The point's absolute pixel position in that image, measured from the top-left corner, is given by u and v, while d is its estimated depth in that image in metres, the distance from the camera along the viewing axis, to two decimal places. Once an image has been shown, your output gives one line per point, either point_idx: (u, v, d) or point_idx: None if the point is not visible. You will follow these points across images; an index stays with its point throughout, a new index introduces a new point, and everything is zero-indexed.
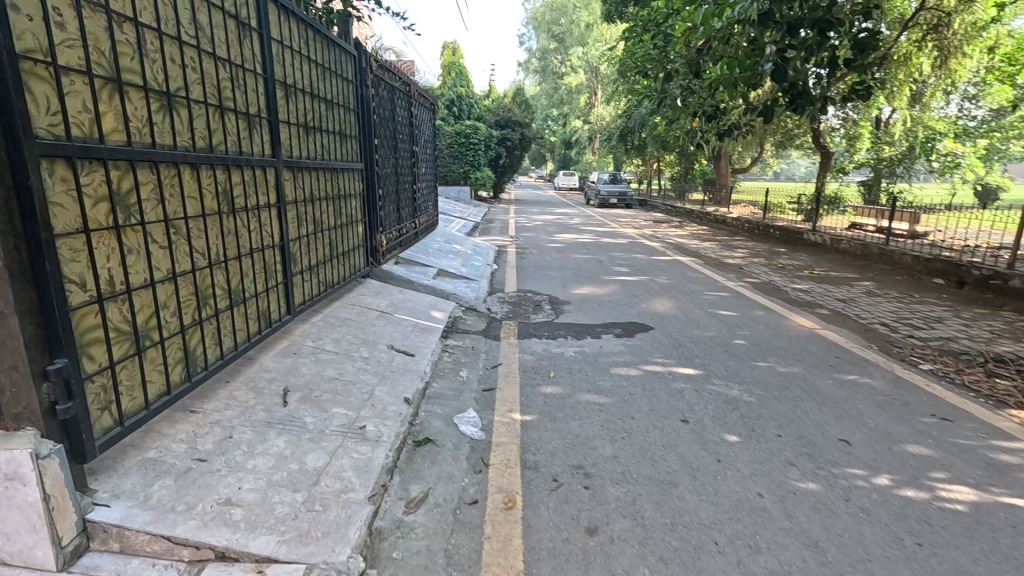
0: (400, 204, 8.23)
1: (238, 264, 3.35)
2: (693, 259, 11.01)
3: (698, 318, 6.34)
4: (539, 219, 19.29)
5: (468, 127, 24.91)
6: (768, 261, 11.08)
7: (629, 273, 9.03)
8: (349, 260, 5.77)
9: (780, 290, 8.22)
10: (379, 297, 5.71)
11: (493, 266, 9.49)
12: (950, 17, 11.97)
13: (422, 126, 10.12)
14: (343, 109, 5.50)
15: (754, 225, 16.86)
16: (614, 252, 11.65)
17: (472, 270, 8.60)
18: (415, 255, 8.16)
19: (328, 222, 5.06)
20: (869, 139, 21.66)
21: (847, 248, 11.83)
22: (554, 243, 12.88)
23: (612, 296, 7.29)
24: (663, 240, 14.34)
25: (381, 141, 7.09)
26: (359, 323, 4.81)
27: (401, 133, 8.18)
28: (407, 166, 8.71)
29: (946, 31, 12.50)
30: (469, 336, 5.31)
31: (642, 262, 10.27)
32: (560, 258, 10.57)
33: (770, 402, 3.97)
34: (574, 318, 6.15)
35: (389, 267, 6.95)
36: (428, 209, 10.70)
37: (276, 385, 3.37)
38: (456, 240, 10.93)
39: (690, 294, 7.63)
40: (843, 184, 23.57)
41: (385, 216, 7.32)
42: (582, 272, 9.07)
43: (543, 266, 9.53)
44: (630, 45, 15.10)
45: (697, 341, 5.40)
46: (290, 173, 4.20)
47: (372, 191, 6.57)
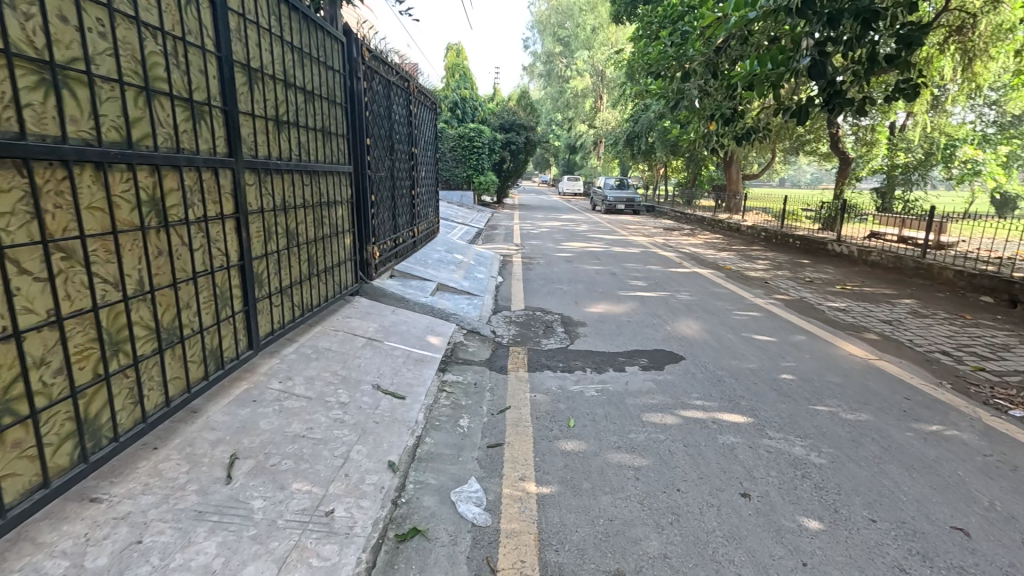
0: (397, 211, 7.47)
1: (173, 294, 2.58)
2: (712, 272, 10.22)
3: (732, 344, 5.55)
4: (545, 225, 18.54)
5: (472, 130, 23.94)
6: (794, 274, 10.27)
7: (646, 288, 8.25)
8: (335, 277, 5.03)
9: (816, 309, 7.42)
10: (368, 321, 4.93)
11: (498, 278, 8.72)
12: (975, 19, 11.16)
13: (422, 127, 9.43)
14: (330, 102, 4.76)
15: (771, 233, 16.04)
16: (627, 263, 10.87)
17: (475, 284, 7.83)
18: (412, 268, 7.39)
19: (309, 234, 4.32)
20: (886, 146, 20.87)
21: (877, 260, 11.02)
22: (562, 252, 12.11)
23: (631, 316, 6.52)
24: (677, 250, 13.55)
25: (376, 141, 6.37)
26: (340, 356, 4.03)
27: (399, 133, 7.43)
28: (406, 169, 8.00)
29: (969, 33, 11.67)
30: (471, 368, 4.52)
31: (659, 275, 9.47)
32: (570, 269, 9.79)
33: (847, 466, 3.17)
34: (591, 344, 5.36)
35: (382, 283, 6.19)
36: (429, 216, 9.98)
37: (220, 450, 2.60)
38: (458, 249, 10.17)
39: (717, 313, 6.83)
40: (857, 192, 22.75)
41: (380, 225, 6.59)
42: (596, 287, 8.29)
43: (551, 279, 8.75)
44: (642, 45, 14.35)
45: (738, 375, 4.61)
46: (256, 177, 3.45)
47: (364, 197, 5.84)
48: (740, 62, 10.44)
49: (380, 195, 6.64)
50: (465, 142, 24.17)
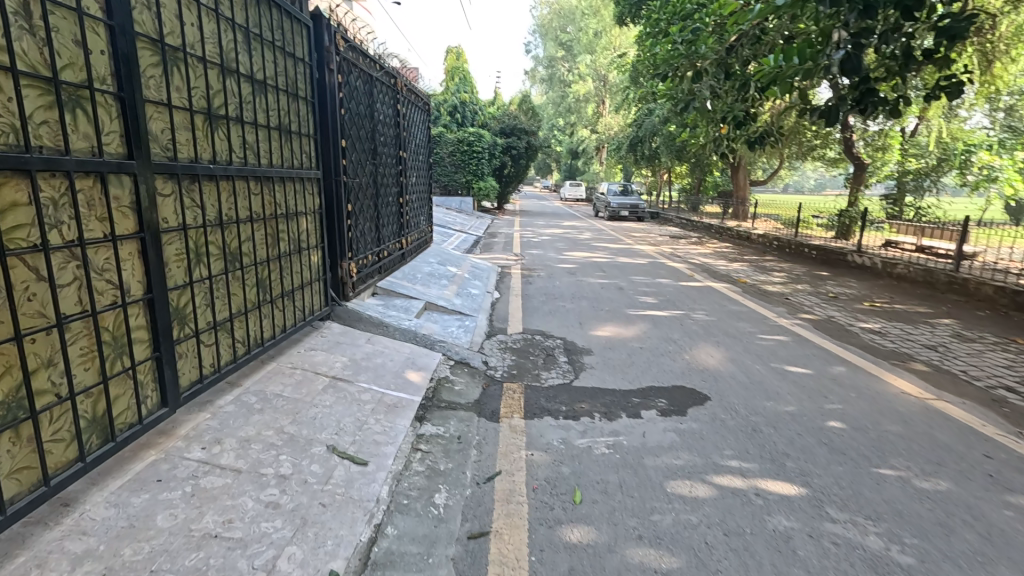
0: (381, 221, 6.72)
1: (17, 350, 1.87)
2: (727, 286, 9.43)
3: (763, 378, 4.77)
4: (547, 233, 17.81)
5: (471, 135, 23.36)
6: (816, 289, 9.48)
7: (656, 306, 7.49)
8: (299, 300, 4.28)
9: (849, 331, 6.64)
10: (336, 355, 4.17)
11: (494, 293, 7.95)
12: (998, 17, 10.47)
13: (414, 130, 8.74)
14: (293, 95, 4.03)
15: (784, 242, 15.25)
16: (634, 275, 10.10)
17: (469, 301, 7.07)
18: (398, 285, 6.63)
19: (260, 254, 3.57)
20: (898, 152, 20.15)
21: (903, 273, 10.24)
22: (564, 263, 11.35)
23: (642, 342, 5.75)
24: (686, 260, 12.77)
25: (355, 143, 5.66)
26: (291, 406, 3.25)
27: (383, 134, 6.70)
28: (393, 175, 7.29)
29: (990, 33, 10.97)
30: (456, 415, 3.75)
31: (670, 290, 8.70)
32: (573, 283, 9.05)
33: (943, 567, 2.39)
34: (599, 379, 4.59)
35: (360, 305, 5.44)
36: (420, 225, 9.26)
37: (81, 571, 1.84)
38: (452, 261, 9.41)
39: (740, 338, 6.05)
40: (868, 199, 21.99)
41: (360, 237, 5.86)
42: (601, 304, 7.52)
43: (553, 295, 7.99)
44: (649, 45, 13.67)
45: (777, 422, 3.83)
46: (175, 185, 2.70)
47: (338, 207, 5.12)
48: (755, 61, 9.74)
49: (361, 204, 5.91)
50: (464, 147, 23.54)
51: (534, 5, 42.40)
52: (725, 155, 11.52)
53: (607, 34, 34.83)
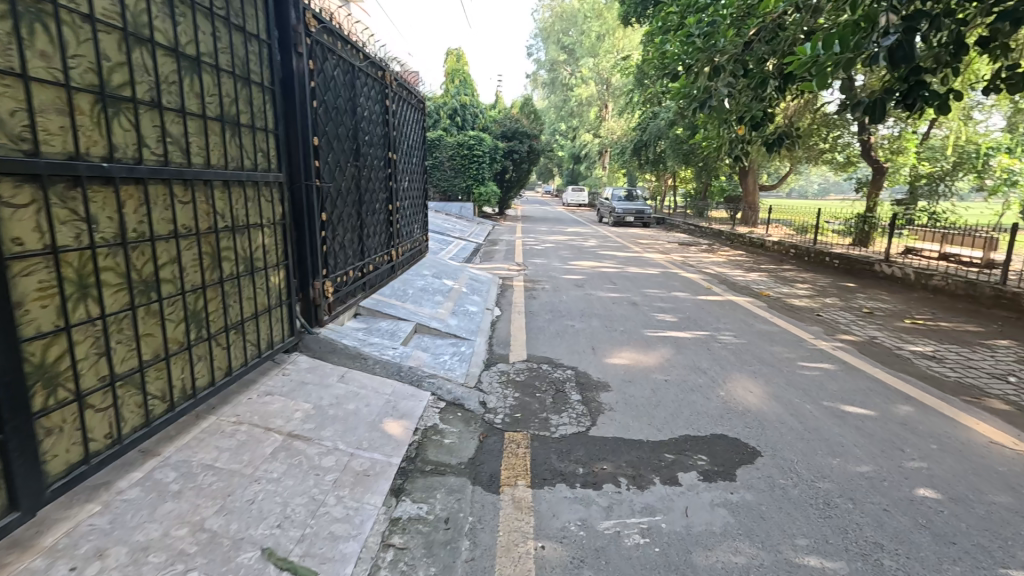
0: (367, 231, 5.90)
1: None
2: (750, 300, 8.62)
3: (819, 422, 3.94)
4: (551, 240, 17.01)
5: (472, 138, 22.65)
6: (848, 303, 8.64)
7: (677, 326, 6.69)
8: (257, 332, 3.49)
9: (900, 357, 5.81)
10: (297, 402, 3.36)
11: (495, 311, 7.15)
12: None
13: (407, 131, 7.98)
14: (246, 79, 3.25)
15: (801, 250, 14.43)
16: (647, 288, 9.30)
17: (466, 321, 6.26)
18: (384, 304, 5.83)
19: (194, 279, 2.78)
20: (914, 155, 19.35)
21: (941, 285, 9.41)
22: (570, 273, 10.54)
23: (666, 372, 4.93)
24: (699, 270, 11.96)
25: (335, 142, 4.91)
26: (223, 486, 2.44)
27: (369, 133, 5.91)
28: (382, 179, 6.52)
29: None
30: (445, 484, 2.94)
31: (688, 306, 7.87)
32: (582, 297, 8.25)
33: None
34: (622, 427, 3.78)
35: (337, 330, 4.64)
36: (413, 234, 8.46)
37: None
38: (449, 273, 8.60)
39: (779, 366, 5.22)
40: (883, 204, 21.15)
41: (340, 251, 5.10)
42: (614, 324, 6.71)
43: (560, 312, 7.19)
44: (666, 41, 12.90)
45: (854, 492, 3.00)
46: (37, 191, 1.92)
47: (309, 216, 4.36)
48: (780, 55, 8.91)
49: (341, 213, 5.15)
50: (464, 151, 22.84)
51: (536, 9, 41.95)
52: (740, 158, 10.72)
53: (609, 37, 34.19)
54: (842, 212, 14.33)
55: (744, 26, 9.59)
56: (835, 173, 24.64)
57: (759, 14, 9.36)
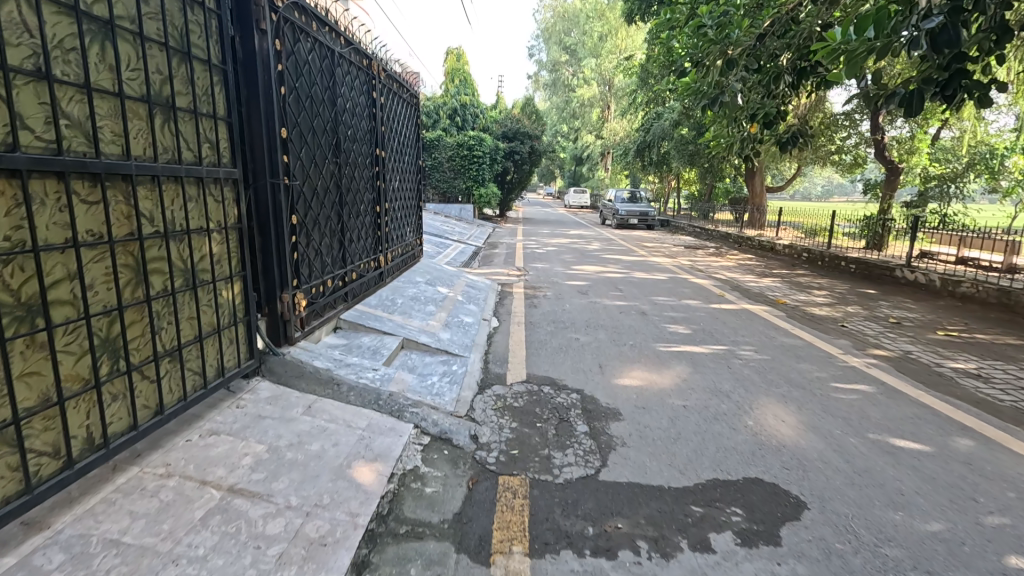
0: (349, 235, 5.31)
1: None
2: (767, 309, 8.04)
3: (868, 462, 3.36)
4: (552, 243, 16.43)
5: (472, 139, 22.11)
6: (872, 313, 8.05)
7: (691, 339, 6.11)
8: (205, 358, 2.92)
9: (943, 375, 5.21)
10: (248, 444, 2.79)
11: (492, 321, 6.57)
12: None
13: (398, 127, 7.41)
14: (185, 54, 2.69)
15: (814, 255, 13.83)
16: (656, 295, 8.72)
17: (460, 334, 5.68)
18: (369, 317, 5.26)
19: (104, 299, 2.22)
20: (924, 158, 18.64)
21: (970, 292, 8.82)
22: (573, 279, 9.95)
23: (685, 396, 4.35)
24: (709, 275, 11.37)
25: (310, 135, 4.35)
26: (126, 573, 1.88)
27: (352, 126, 5.33)
28: (369, 179, 5.96)
29: None
30: (422, 553, 2.36)
31: (701, 316, 7.29)
32: (587, 306, 7.68)
33: None
34: (638, 468, 3.20)
35: (309, 349, 4.07)
36: (405, 238, 7.88)
37: None
38: (444, 279, 8.03)
39: (811, 388, 4.63)
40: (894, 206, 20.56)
41: (316, 258, 4.54)
42: (622, 337, 6.12)
43: (564, 323, 6.61)
44: (678, 32, 12.40)
45: (930, 563, 2.42)
46: None
47: (276, 218, 3.80)
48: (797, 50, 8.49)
49: (318, 215, 4.60)
50: (464, 151, 22.31)
51: (538, 9, 41.51)
52: (749, 157, 10.32)
53: (612, 38, 33.69)
54: (856, 214, 13.74)
55: (759, 17, 9.06)
56: (843, 175, 24.08)
57: (775, 5, 8.83)
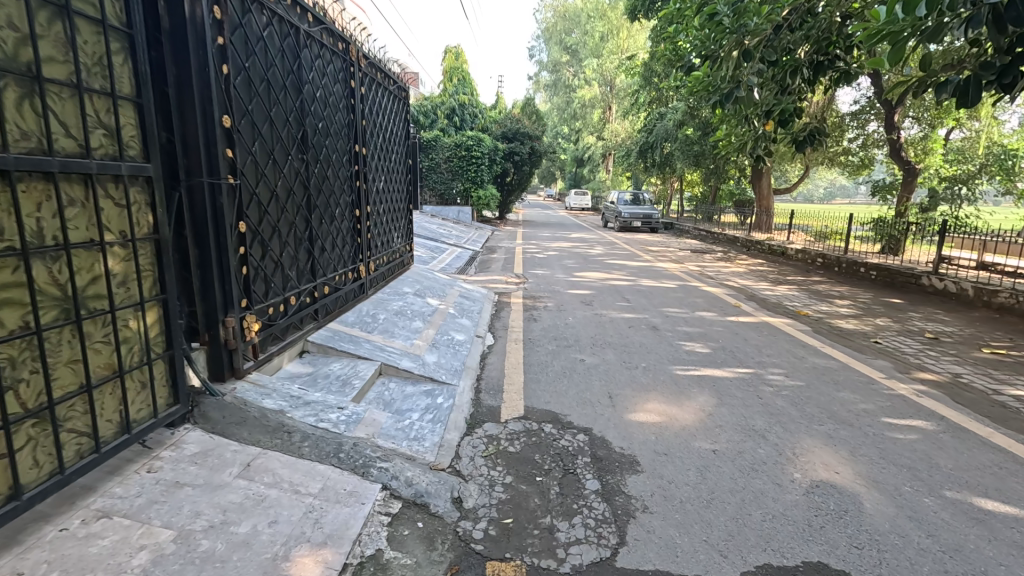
0: (321, 243, 4.61)
1: None
2: (790, 322, 7.33)
3: (956, 535, 2.65)
4: (554, 247, 15.74)
5: (470, 139, 21.49)
6: (905, 326, 7.34)
7: (711, 360, 5.40)
8: (99, 412, 2.22)
9: (1006, 406, 4.50)
10: (149, 531, 2.08)
11: (487, 339, 5.87)
12: None
13: (385, 122, 6.70)
14: (61, 8, 2.01)
15: (828, 260, 13.05)
16: (667, 305, 8.01)
17: (449, 355, 4.97)
18: (342, 338, 4.54)
19: None
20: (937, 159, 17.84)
21: (1007, 303, 8.11)
22: (576, 288, 9.24)
23: (713, 438, 3.64)
24: (720, 282, 10.66)
25: (265, 126, 3.65)
26: None
27: (323, 118, 4.62)
28: (347, 179, 5.26)
29: None
30: None
31: (719, 331, 6.57)
32: (592, 319, 6.98)
33: None
34: (665, 548, 2.49)
35: (261, 384, 3.36)
36: (392, 245, 7.18)
37: None
38: (435, 289, 7.33)
39: (860, 426, 3.92)
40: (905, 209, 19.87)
41: (276, 272, 3.84)
42: (633, 357, 5.41)
43: (567, 340, 5.90)
44: (687, 21, 11.75)
45: None
46: None
47: (217, 226, 3.11)
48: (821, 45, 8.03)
49: (279, 220, 3.89)
50: (462, 152, 21.65)
51: (538, 9, 40.98)
52: (759, 157, 9.83)
53: (613, 38, 33.07)
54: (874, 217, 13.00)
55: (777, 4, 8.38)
56: (850, 177, 23.38)
57: None
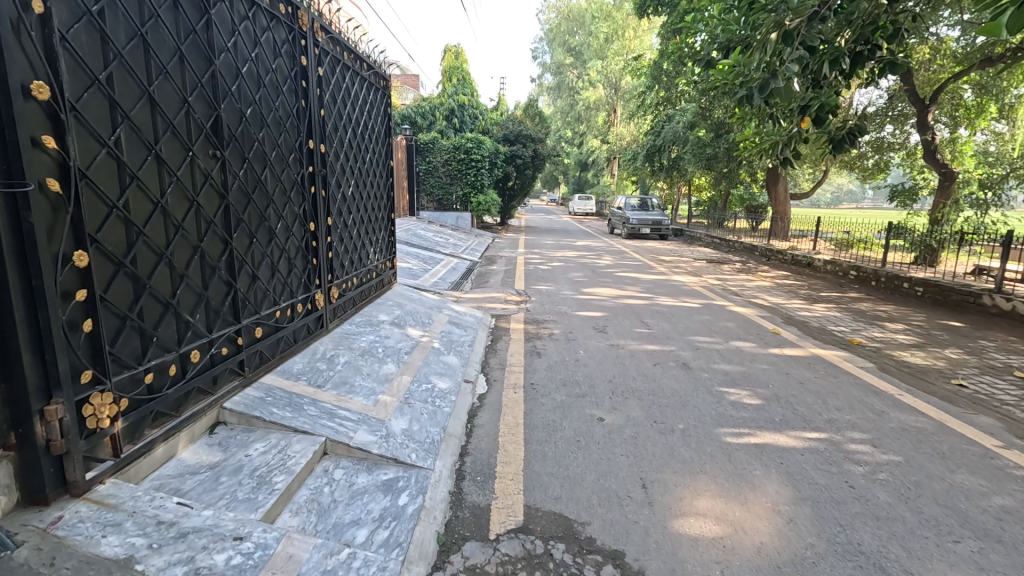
0: (249, 269, 3.43)
1: None
2: (845, 354, 6.09)
3: None
4: (558, 257, 14.57)
5: (470, 141, 20.43)
6: (983, 360, 6.11)
7: (767, 416, 4.17)
8: None
9: None
10: None
11: (477, 386, 4.67)
12: None
13: (356, 114, 5.53)
14: None
15: (863, 272, 11.70)
16: (694, 331, 6.79)
17: (424, 417, 3.77)
18: (276, 402, 3.34)
19: None
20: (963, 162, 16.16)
21: None
22: (586, 308, 8.02)
23: (809, 573, 2.41)
24: (747, 300, 9.45)
25: (138, 106, 2.45)
26: None
27: (253, 100, 3.43)
28: (296, 184, 4.08)
29: None
30: None
31: (765, 370, 5.34)
32: (608, 353, 5.76)
33: None
34: None
35: (114, 502, 2.16)
36: (368, 261, 6.00)
37: None
38: (419, 315, 6.14)
39: (1014, 543, 2.67)
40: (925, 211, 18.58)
41: (164, 319, 2.66)
42: (666, 413, 4.16)
43: (579, 385, 4.69)
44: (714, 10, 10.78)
45: None
46: None
47: (25, 261, 1.92)
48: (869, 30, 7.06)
49: (170, 242, 2.70)
50: (461, 154, 20.54)
51: (540, 11, 40.13)
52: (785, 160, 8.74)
53: (619, 38, 32.03)
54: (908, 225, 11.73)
55: None
56: (866, 182, 22.23)
57: None
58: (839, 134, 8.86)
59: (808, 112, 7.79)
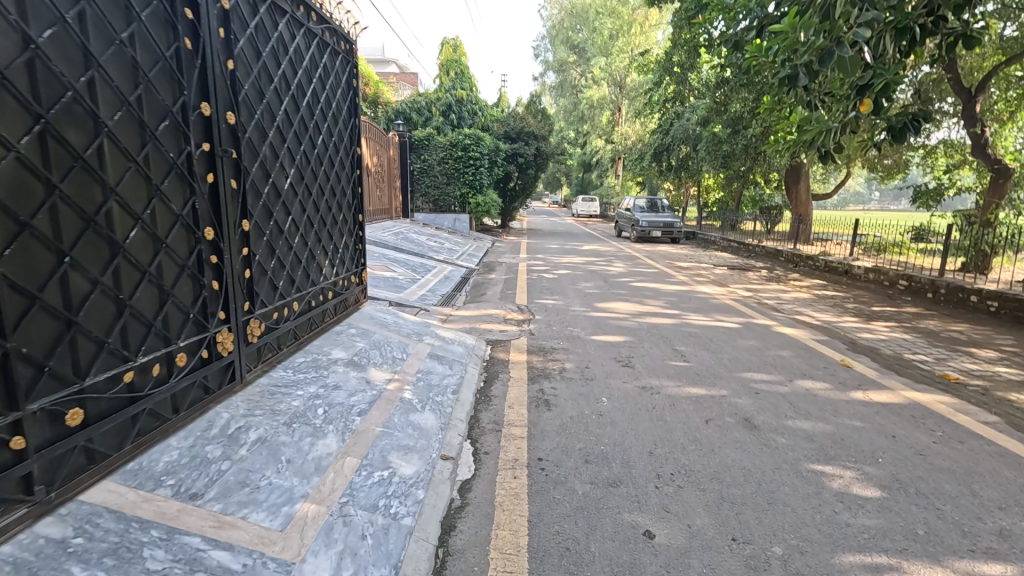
0: (49, 310, 1.97)
1: None
2: (951, 399, 4.61)
3: None
4: (565, 264, 13.12)
5: (467, 137, 19.01)
6: None
7: (902, 526, 2.70)
8: None
9: None
10: None
11: (460, 465, 3.20)
12: None
13: (300, 79, 4.05)
14: None
15: (916, 282, 10.15)
16: (745, 365, 5.32)
17: (365, 548, 2.32)
18: (89, 549, 1.86)
19: None
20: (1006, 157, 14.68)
21: None
22: (603, 330, 6.55)
23: None
24: (792, 317, 7.97)
25: None
26: None
27: (54, 14, 1.97)
28: (172, 167, 2.61)
29: None
30: None
31: (862, 429, 3.86)
32: (640, 402, 4.28)
33: None
34: None
35: None
36: (322, 278, 4.54)
37: None
38: (389, 347, 4.68)
39: None
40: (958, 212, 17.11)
41: None
42: (746, 522, 2.70)
43: (607, 465, 3.22)
44: None
45: None
46: None
47: None
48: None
49: None
50: (458, 152, 19.11)
51: (543, 7, 38.86)
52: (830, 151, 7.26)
53: (623, 34, 30.59)
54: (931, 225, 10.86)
55: None
56: (889, 182, 20.77)
57: None
58: (898, 121, 7.33)
59: (868, 91, 6.34)
